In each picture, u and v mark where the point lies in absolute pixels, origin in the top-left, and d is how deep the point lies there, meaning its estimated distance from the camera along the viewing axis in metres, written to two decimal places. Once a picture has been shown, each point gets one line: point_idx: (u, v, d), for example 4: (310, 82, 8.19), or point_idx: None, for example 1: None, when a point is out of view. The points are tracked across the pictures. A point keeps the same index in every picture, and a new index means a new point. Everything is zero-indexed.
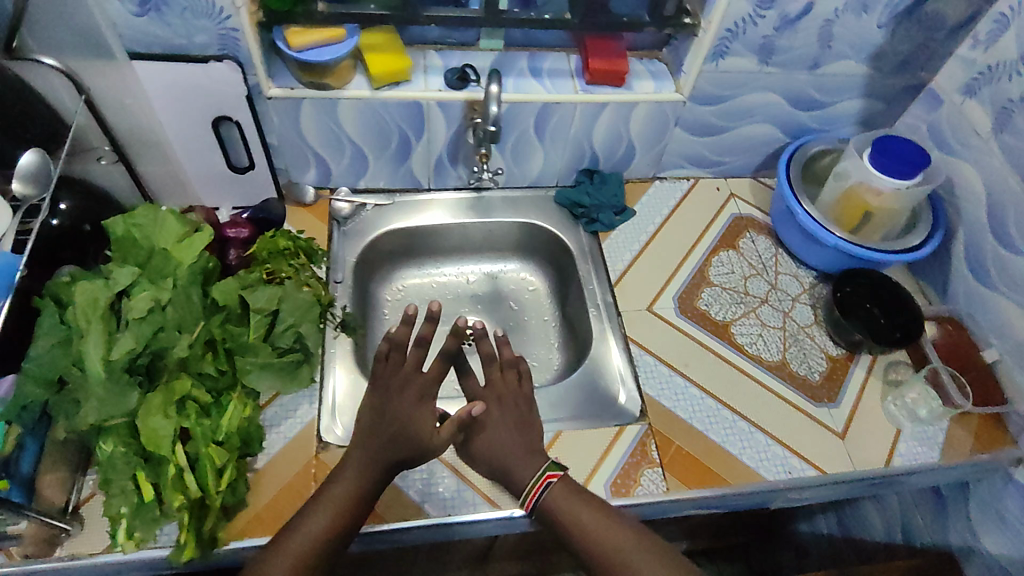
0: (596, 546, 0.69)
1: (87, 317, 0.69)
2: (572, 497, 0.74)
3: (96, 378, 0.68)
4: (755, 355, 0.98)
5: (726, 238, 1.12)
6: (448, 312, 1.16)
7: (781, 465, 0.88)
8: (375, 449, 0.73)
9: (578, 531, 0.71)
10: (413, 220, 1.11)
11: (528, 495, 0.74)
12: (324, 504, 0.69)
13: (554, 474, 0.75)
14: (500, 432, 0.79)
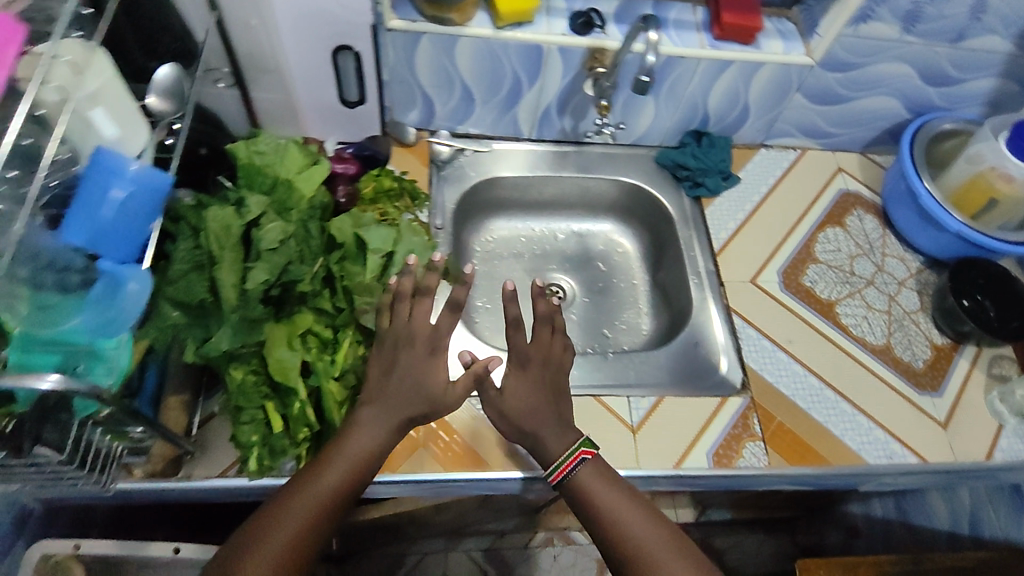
0: (626, 535, 0.65)
1: (221, 243, 0.66)
2: (607, 480, 0.70)
3: (230, 306, 0.66)
4: (860, 336, 0.96)
5: (833, 215, 1.08)
6: (535, 267, 1.14)
7: (883, 450, 0.86)
8: (385, 406, 0.69)
9: (607, 515, 0.67)
10: (511, 169, 1.08)
11: (561, 466, 0.70)
12: (333, 464, 0.64)
13: (590, 450, 0.71)
14: (533, 395, 0.75)
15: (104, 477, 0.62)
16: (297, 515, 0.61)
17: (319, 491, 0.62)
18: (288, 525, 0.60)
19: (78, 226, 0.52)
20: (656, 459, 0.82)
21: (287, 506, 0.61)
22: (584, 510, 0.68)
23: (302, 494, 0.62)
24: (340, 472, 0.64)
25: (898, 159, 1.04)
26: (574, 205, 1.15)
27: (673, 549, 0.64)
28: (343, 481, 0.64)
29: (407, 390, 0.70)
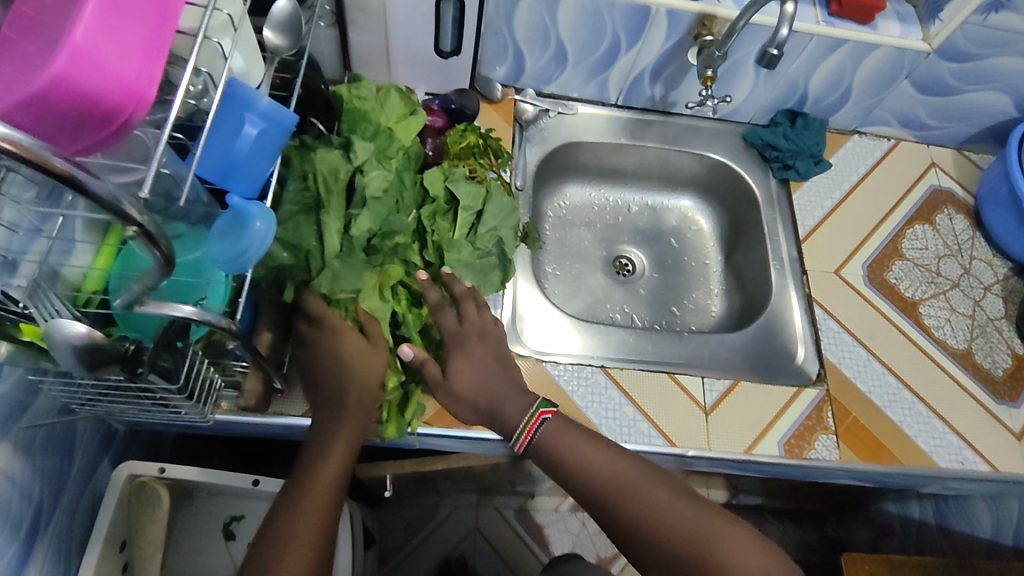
0: (608, 484, 0.67)
1: (328, 186, 0.69)
2: (572, 434, 0.71)
3: (333, 250, 0.68)
4: (941, 339, 0.93)
5: (922, 211, 1.04)
6: (605, 237, 1.12)
7: (956, 455, 0.85)
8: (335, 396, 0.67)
9: (582, 470, 0.68)
10: (595, 136, 1.05)
11: (521, 436, 0.70)
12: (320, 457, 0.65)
13: (550, 410, 0.71)
14: (466, 377, 0.71)
15: (205, 408, 0.63)
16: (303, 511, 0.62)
17: (316, 485, 0.64)
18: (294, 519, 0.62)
19: (215, 160, 0.53)
20: (727, 442, 0.81)
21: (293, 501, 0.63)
22: (560, 475, 0.69)
23: (305, 487, 0.64)
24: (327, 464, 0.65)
25: (1002, 159, 0.99)
26: (652, 178, 1.12)
27: (655, 491, 0.67)
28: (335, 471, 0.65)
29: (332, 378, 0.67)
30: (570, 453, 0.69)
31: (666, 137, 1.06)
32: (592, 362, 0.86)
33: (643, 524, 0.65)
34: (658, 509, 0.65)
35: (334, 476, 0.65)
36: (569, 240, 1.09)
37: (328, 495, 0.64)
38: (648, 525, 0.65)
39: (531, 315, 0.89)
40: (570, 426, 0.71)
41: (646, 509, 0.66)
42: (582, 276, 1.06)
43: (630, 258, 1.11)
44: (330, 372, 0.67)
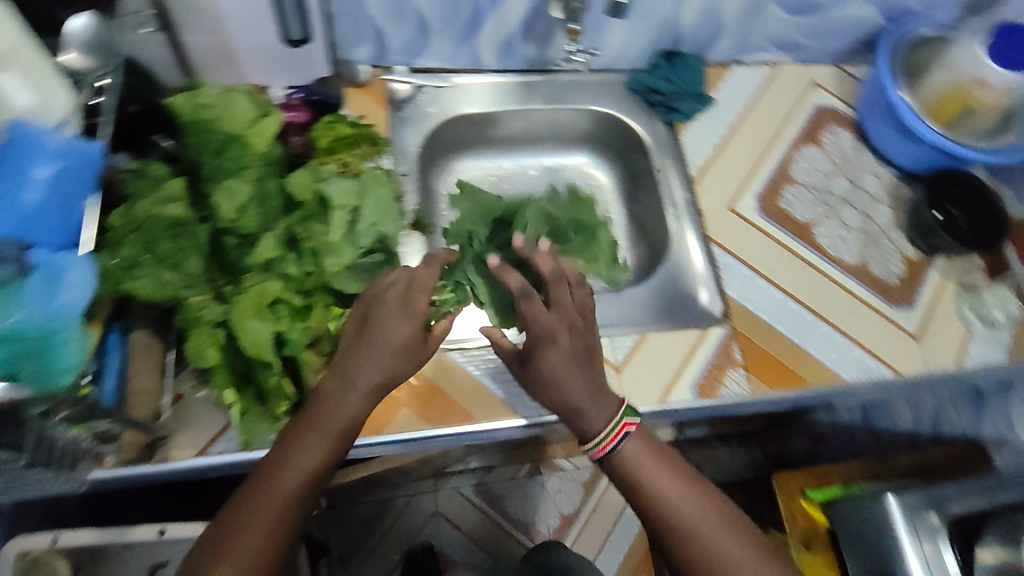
0: (666, 503, 0.67)
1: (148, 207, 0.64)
2: (654, 455, 0.70)
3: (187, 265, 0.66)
4: (837, 257, 0.96)
5: (808, 133, 1.05)
6: (506, 206, 1.09)
7: (859, 366, 0.88)
8: (324, 414, 0.63)
9: (650, 491, 0.68)
10: (478, 105, 1.01)
11: (604, 440, 0.69)
12: (272, 485, 0.60)
13: (634, 423, 0.70)
14: (559, 373, 0.69)
15: (73, 473, 0.61)
16: (239, 541, 0.58)
17: (260, 514, 0.59)
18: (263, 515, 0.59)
19: (11, 213, 0.55)
20: (642, 397, 0.82)
21: (234, 529, 0.58)
22: (632, 491, 0.68)
23: (247, 514, 0.59)
24: (279, 492, 0.60)
25: (875, 69, 1.01)
26: (543, 140, 1.10)
27: (720, 533, 0.66)
28: (281, 500, 0.60)
29: (336, 396, 0.63)
30: (649, 478, 0.68)
31: (550, 96, 1.03)
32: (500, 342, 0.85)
33: (697, 544, 0.65)
34: (721, 552, 0.65)
35: (283, 506, 0.60)
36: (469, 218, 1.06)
37: (276, 524, 0.59)
38: (702, 547, 0.65)
39: None
40: (653, 449, 0.70)
41: (696, 530, 0.66)
42: (488, 251, 1.04)
43: None
44: (326, 389, 0.64)
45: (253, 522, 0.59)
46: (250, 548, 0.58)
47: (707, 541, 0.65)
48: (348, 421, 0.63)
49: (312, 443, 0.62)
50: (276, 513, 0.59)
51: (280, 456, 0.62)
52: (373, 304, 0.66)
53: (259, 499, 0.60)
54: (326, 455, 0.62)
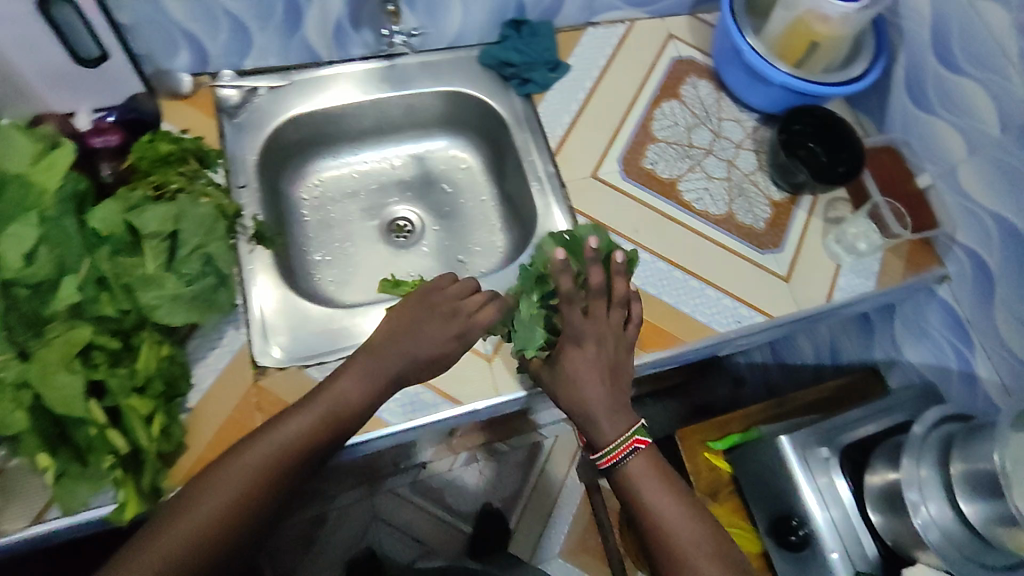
0: (658, 521, 0.70)
1: None
2: (651, 473, 0.73)
3: None
4: (703, 211, 0.95)
5: (666, 87, 1.04)
6: (373, 203, 1.05)
7: (731, 316, 0.89)
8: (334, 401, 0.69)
9: (649, 509, 0.71)
10: (316, 100, 0.95)
11: (611, 450, 0.73)
12: (246, 468, 0.63)
13: (642, 440, 0.73)
14: (585, 373, 0.73)
15: None
16: (198, 517, 0.60)
17: (224, 493, 0.61)
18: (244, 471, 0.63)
19: None
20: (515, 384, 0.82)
21: (192, 507, 0.60)
22: (631, 503, 0.73)
23: (212, 494, 0.61)
24: (252, 475, 0.63)
25: (721, 14, 0.99)
26: (401, 128, 1.05)
27: (707, 561, 0.68)
28: (251, 482, 0.62)
29: (357, 389, 0.70)
30: (648, 495, 0.72)
31: (395, 81, 0.98)
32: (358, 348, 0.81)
33: (681, 559, 0.69)
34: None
35: (252, 490, 0.62)
36: (332, 221, 1.01)
37: (236, 503, 0.61)
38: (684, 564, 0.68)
39: (295, 321, 0.82)
40: (657, 466, 0.74)
41: (682, 546, 0.69)
42: (355, 253, 1.00)
43: (409, 218, 1.05)
44: (340, 382, 0.70)
45: (217, 502, 0.61)
46: (208, 523, 0.60)
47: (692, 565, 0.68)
48: (345, 411, 0.69)
49: (299, 430, 0.66)
50: (243, 497, 0.62)
51: (262, 441, 0.65)
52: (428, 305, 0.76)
53: (228, 481, 0.62)
54: (305, 442, 0.66)
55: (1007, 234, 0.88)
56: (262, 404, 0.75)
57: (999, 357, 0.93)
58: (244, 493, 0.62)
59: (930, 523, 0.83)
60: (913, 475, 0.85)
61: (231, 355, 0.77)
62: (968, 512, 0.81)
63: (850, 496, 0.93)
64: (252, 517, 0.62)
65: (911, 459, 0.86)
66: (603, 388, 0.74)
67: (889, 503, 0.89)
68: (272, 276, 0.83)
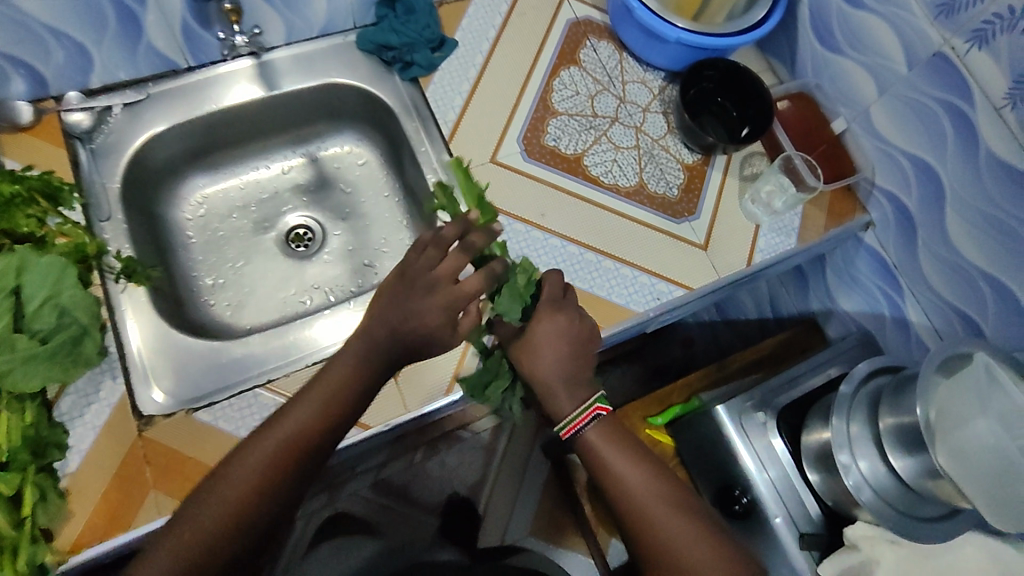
0: (625, 489, 0.69)
1: None
2: (613, 441, 0.71)
3: None
4: (611, 185, 0.90)
5: (564, 53, 0.96)
6: (268, 213, 0.98)
7: (649, 294, 0.85)
8: (327, 394, 0.64)
9: (616, 478, 0.69)
10: (185, 112, 0.87)
11: (572, 421, 0.70)
12: (240, 475, 0.59)
13: (603, 407, 0.71)
14: (546, 347, 0.71)
15: None
16: (194, 528, 0.57)
17: (218, 503, 0.58)
18: (253, 463, 0.59)
19: None
20: (425, 398, 0.79)
21: (190, 522, 0.57)
22: (597, 472, 0.70)
23: (208, 504, 0.58)
24: (247, 480, 0.59)
25: None
26: (285, 129, 0.97)
27: (678, 523, 0.67)
28: (245, 488, 0.58)
29: (354, 376, 0.65)
30: (614, 463, 0.69)
31: (267, 81, 0.90)
32: (249, 384, 0.76)
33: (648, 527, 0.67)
34: (678, 538, 0.66)
35: (247, 496, 0.58)
36: (224, 240, 0.95)
37: (235, 511, 0.58)
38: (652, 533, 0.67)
39: (174, 355, 0.76)
40: (621, 434, 0.72)
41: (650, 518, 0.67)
42: (250, 272, 0.94)
43: (308, 226, 0.98)
44: (337, 358, 0.66)
45: (215, 512, 0.58)
46: (204, 534, 0.57)
47: (665, 527, 0.67)
48: (345, 399, 0.64)
49: (295, 430, 0.61)
50: (239, 505, 0.58)
51: (255, 444, 0.60)
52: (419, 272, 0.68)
53: (222, 489, 0.59)
54: (302, 439, 0.61)
55: (922, 176, 0.85)
56: (150, 454, 0.70)
57: (927, 300, 0.91)
58: (240, 501, 0.58)
59: (863, 482, 0.81)
60: (844, 434, 0.83)
61: (110, 408, 0.71)
62: (897, 467, 0.79)
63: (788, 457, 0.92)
64: (253, 525, 0.58)
65: (839, 418, 0.85)
66: (560, 367, 0.71)
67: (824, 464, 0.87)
68: (149, 315, 0.77)
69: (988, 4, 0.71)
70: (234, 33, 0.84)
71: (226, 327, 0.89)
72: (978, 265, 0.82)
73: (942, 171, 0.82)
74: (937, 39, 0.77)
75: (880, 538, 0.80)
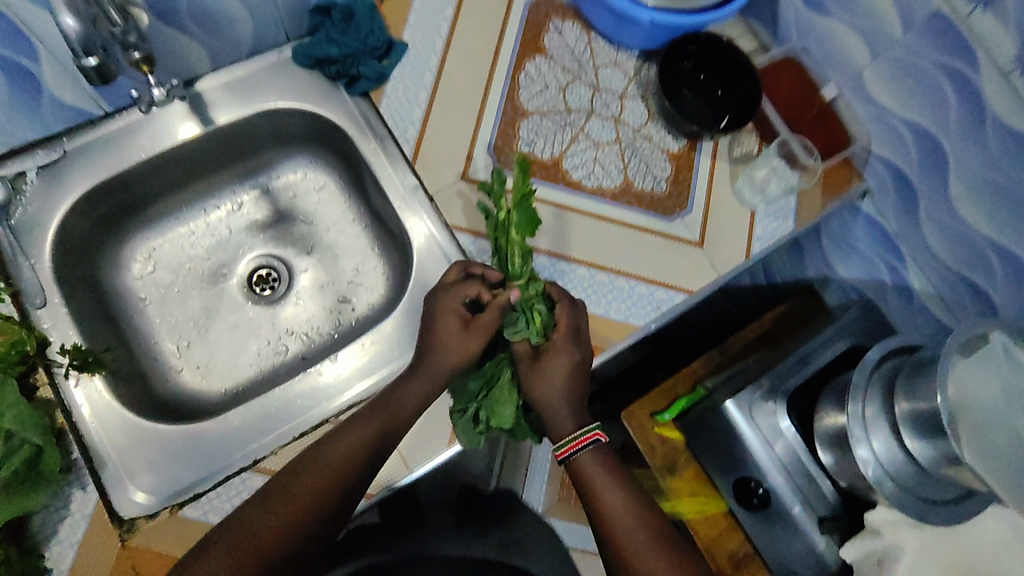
0: (614, 526, 0.65)
1: None
2: (607, 471, 0.68)
3: None
4: (595, 188, 0.83)
5: (527, 42, 0.86)
6: (226, 257, 0.90)
7: (649, 304, 0.80)
8: (380, 410, 0.69)
9: (605, 509, 0.66)
10: (110, 167, 0.76)
11: (568, 446, 0.69)
12: (303, 484, 0.63)
13: (603, 435, 0.69)
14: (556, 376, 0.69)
15: None
16: (258, 532, 0.60)
17: (281, 509, 0.62)
18: (302, 485, 0.63)
19: None
20: (424, 455, 0.76)
21: (253, 527, 0.60)
22: (588, 501, 0.68)
23: (268, 511, 0.62)
24: (309, 488, 0.63)
25: None
26: (228, 163, 0.87)
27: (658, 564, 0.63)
28: (308, 495, 0.63)
29: (403, 400, 0.70)
30: (603, 492, 0.66)
31: (198, 117, 0.79)
32: (233, 469, 0.70)
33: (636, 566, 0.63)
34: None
35: (308, 503, 0.62)
36: (179, 296, 0.86)
37: (273, 523, 0.61)
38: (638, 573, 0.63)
39: (145, 447, 0.70)
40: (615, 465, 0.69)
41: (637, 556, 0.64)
42: (214, 328, 0.86)
43: (270, 265, 0.90)
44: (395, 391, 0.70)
45: (276, 521, 0.61)
46: (266, 539, 0.60)
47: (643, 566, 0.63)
48: (401, 417, 0.69)
49: (342, 454, 0.65)
50: (297, 513, 0.62)
51: (316, 455, 0.65)
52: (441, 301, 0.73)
53: (283, 498, 0.62)
54: (360, 452, 0.66)
55: (922, 143, 0.80)
56: (139, 563, 0.65)
57: (931, 268, 0.87)
58: (301, 506, 0.62)
59: (877, 466, 0.77)
60: (859, 417, 0.78)
61: (86, 520, 0.66)
62: (913, 450, 0.75)
63: (796, 436, 0.88)
64: (308, 533, 0.62)
65: (854, 400, 0.80)
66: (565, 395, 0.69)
67: (838, 447, 0.83)
68: (112, 409, 0.71)
69: None
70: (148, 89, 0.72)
71: (198, 396, 0.82)
72: (985, 235, 0.77)
73: (944, 139, 0.77)
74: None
75: (903, 522, 0.78)
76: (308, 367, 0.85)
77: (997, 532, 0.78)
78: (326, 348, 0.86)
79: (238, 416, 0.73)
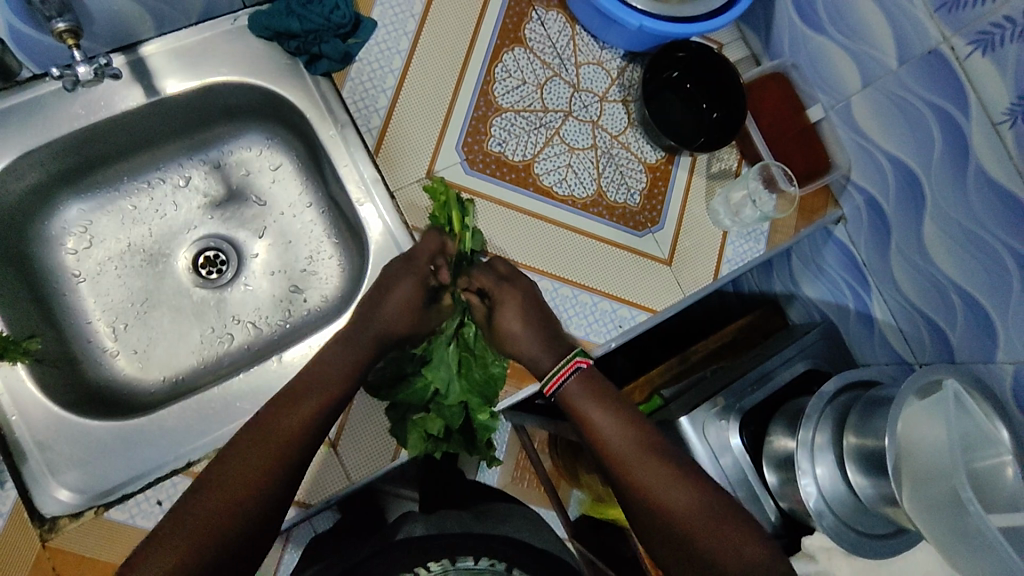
0: (621, 459, 0.62)
1: None
2: (597, 397, 0.65)
3: None
4: (567, 196, 0.79)
5: (507, 30, 0.80)
6: (171, 236, 0.84)
7: (611, 321, 0.77)
8: (325, 379, 0.64)
9: (600, 435, 0.63)
10: (35, 135, 0.69)
11: (552, 378, 0.66)
12: (245, 453, 0.57)
13: (584, 358, 0.67)
14: (514, 326, 0.69)
15: None
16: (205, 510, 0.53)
17: (225, 486, 0.55)
18: (255, 442, 0.57)
19: None
20: (369, 465, 0.71)
21: (203, 501, 0.54)
22: (580, 427, 0.65)
23: (215, 493, 0.54)
24: (252, 460, 0.56)
25: None
26: (175, 135, 0.81)
27: (665, 477, 0.61)
28: (253, 461, 0.56)
29: (348, 366, 0.65)
30: (596, 416, 0.64)
31: (140, 86, 0.72)
32: (165, 470, 0.67)
33: (654, 507, 0.60)
34: (666, 488, 0.60)
35: (253, 475, 0.55)
36: (117, 276, 0.81)
37: (242, 478, 0.55)
38: (659, 515, 0.59)
39: (71, 443, 0.66)
40: (601, 389, 0.66)
41: (650, 486, 0.60)
42: (156, 314, 0.81)
43: (217, 247, 0.85)
44: (336, 351, 0.67)
45: (233, 489, 0.55)
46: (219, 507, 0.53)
47: (650, 478, 0.60)
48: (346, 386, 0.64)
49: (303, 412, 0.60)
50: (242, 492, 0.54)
51: (261, 427, 0.59)
52: (402, 272, 0.71)
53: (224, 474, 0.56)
54: (306, 427, 0.60)
55: (902, 178, 0.78)
56: (58, 567, 0.62)
57: (895, 300, 0.85)
58: (251, 469, 0.56)
59: (820, 499, 0.75)
60: (807, 443, 0.77)
61: (3, 520, 0.62)
62: (855, 484, 0.73)
63: (745, 454, 0.83)
64: (263, 500, 0.55)
65: (804, 427, 0.77)
66: (537, 340, 0.68)
67: (780, 471, 0.81)
68: (37, 402, 0.67)
69: (997, 6, 0.63)
70: (74, 63, 0.64)
71: (134, 385, 0.78)
72: (952, 278, 0.76)
73: (924, 176, 0.76)
74: (935, 35, 0.69)
75: (838, 551, 0.79)
76: (252, 360, 0.81)
77: (924, 565, 0.81)
78: (273, 342, 0.82)
79: (175, 412, 0.70)
